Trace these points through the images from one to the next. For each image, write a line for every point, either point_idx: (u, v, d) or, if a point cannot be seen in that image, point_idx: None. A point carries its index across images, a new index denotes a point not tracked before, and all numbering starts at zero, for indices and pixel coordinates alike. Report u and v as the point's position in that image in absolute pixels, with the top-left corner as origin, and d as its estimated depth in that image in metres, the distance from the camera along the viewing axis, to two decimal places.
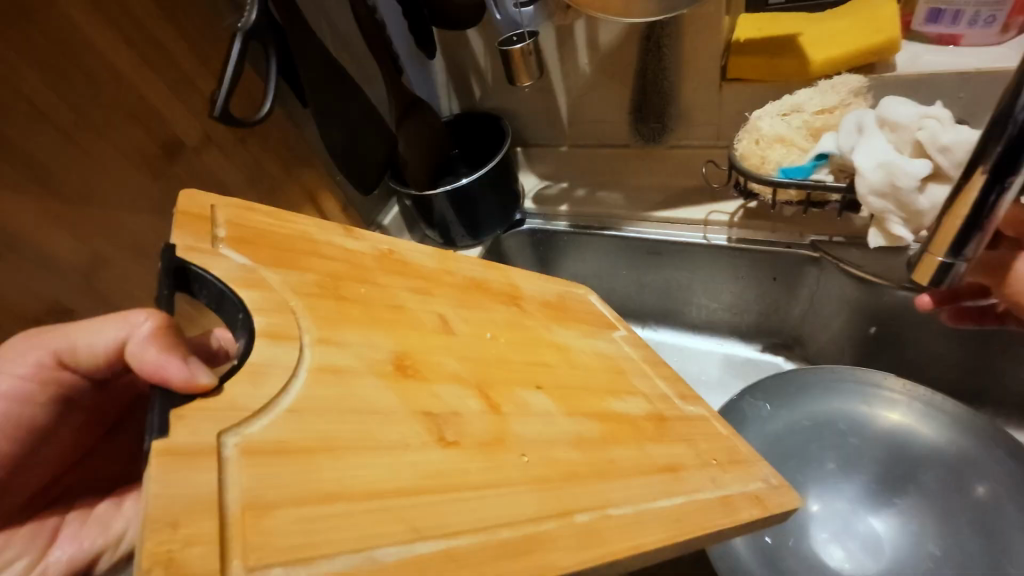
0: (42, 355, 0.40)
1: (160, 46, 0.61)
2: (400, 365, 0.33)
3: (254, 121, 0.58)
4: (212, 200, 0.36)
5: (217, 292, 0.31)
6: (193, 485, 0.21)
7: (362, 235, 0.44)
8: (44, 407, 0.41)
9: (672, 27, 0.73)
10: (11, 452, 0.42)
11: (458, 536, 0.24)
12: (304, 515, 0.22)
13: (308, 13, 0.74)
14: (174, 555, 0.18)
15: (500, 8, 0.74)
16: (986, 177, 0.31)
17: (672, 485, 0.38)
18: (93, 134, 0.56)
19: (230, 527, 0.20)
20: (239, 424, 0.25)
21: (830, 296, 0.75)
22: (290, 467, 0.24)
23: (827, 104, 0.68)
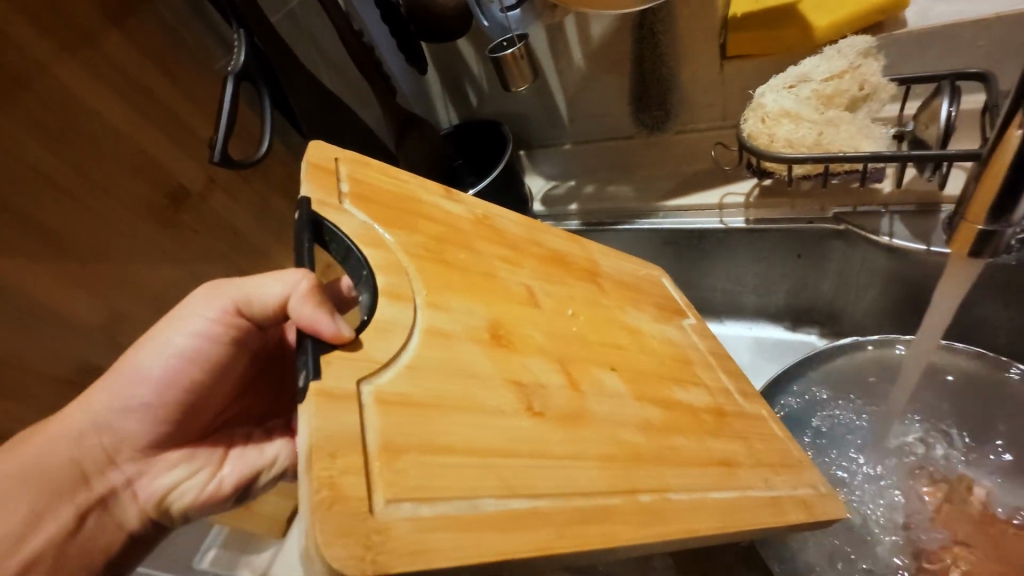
0: (225, 304, 0.44)
1: (149, 94, 0.59)
2: (497, 335, 0.38)
3: (253, 162, 0.58)
4: (335, 153, 0.43)
5: (351, 258, 0.36)
6: (347, 424, 0.27)
7: (461, 199, 0.48)
8: (226, 346, 0.47)
9: (664, 11, 0.68)
10: (199, 381, 0.47)
11: (543, 497, 0.30)
12: (430, 462, 0.28)
13: (291, 40, 0.72)
14: (334, 479, 0.25)
15: (485, 12, 0.71)
16: (1022, 133, 0.37)
17: (726, 479, 0.42)
18: (99, 192, 0.55)
19: (374, 463, 0.26)
20: (371, 375, 0.30)
21: (859, 268, 0.69)
22: (415, 416, 0.30)
23: (835, 70, 0.60)
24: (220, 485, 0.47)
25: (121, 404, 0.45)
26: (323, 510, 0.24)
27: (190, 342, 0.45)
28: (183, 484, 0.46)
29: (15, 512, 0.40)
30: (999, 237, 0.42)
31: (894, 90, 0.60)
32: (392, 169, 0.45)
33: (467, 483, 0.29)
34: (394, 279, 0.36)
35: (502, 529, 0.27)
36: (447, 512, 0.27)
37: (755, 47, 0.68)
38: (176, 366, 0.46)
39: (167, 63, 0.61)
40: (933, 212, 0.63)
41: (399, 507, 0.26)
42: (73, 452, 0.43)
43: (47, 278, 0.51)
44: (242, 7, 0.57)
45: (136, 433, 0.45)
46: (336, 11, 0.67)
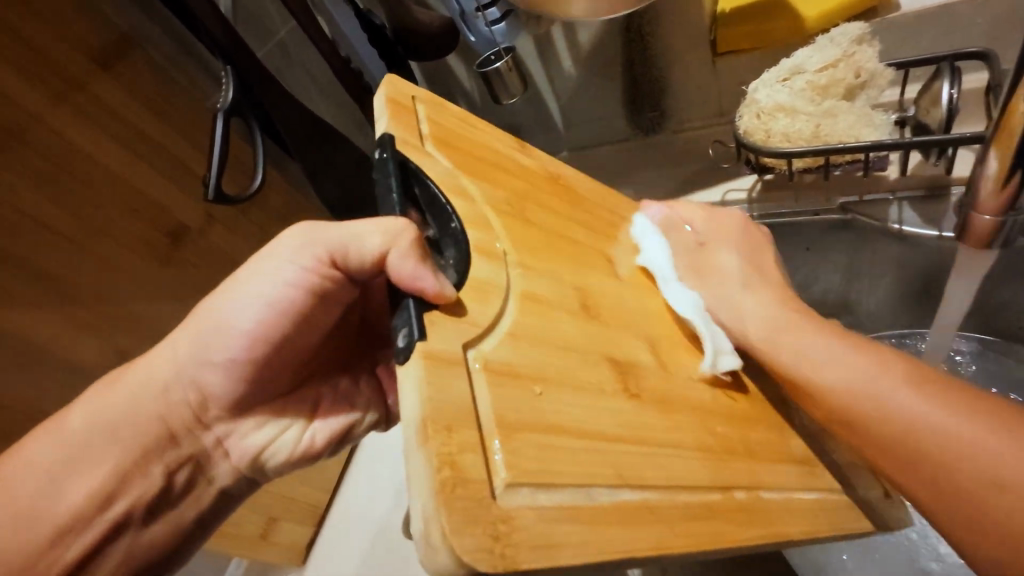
0: (323, 256, 0.36)
1: (144, 135, 0.58)
2: (587, 306, 0.39)
3: (248, 196, 0.57)
4: (412, 91, 0.44)
5: (441, 209, 0.36)
6: (455, 394, 0.27)
7: (533, 153, 0.49)
8: (320, 300, 0.39)
9: (650, 13, 0.68)
10: (292, 338, 0.41)
11: (651, 489, 0.31)
12: (546, 442, 0.28)
13: (276, 69, 0.71)
14: (454, 458, 0.25)
15: (471, 28, 0.69)
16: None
17: (810, 479, 0.42)
18: (99, 236, 0.54)
19: (488, 437, 0.27)
20: (476, 339, 0.31)
21: (871, 258, 0.69)
22: (517, 387, 0.30)
23: (829, 59, 0.59)
24: (312, 442, 0.46)
25: (209, 359, 0.41)
26: (446, 492, 0.24)
27: (281, 294, 0.38)
28: (274, 442, 0.45)
29: (103, 466, 0.38)
30: (1010, 224, 0.40)
31: (892, 75, 0.59)
32: (464, 114, 0.46)
33: (582, 470, 0.28)
34: (481, 233, 0.37)
35: (620, 524, 0.28)
36: (566, 501, 0.27)
37: (746, 41, 0.67)
38: (269, 322, 0.40)
39: (159, 103, 0.59)
40: (944, 196, 0.63)
41: (517, 493, 0.26)
42: (157, 406, 0.41)
43: (55, 324, 0.50)
44: (231, 47, 0.56)
45: (224, 389, 0.42)
46: (323, 41, 0.66)
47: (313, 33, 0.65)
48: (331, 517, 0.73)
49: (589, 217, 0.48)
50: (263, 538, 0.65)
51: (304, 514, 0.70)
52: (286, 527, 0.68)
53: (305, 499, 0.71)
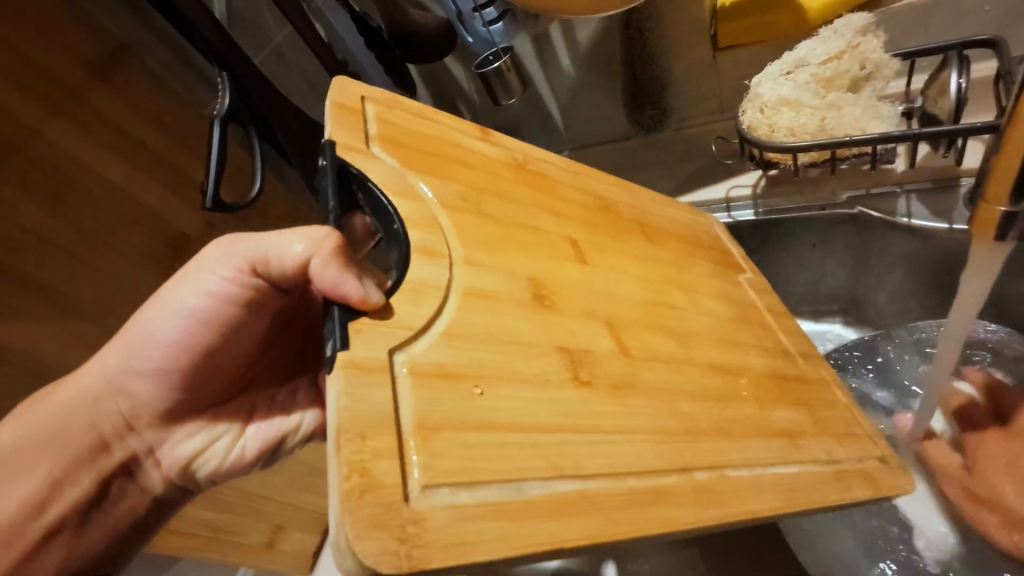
0: (238, 261, 0.36)
1: (141, 145, 0.57)
2: (540, 296, 0.39)
3: (246, 204, 0.56)
4: (361, 91, 0.43)
5: (380, 207, 0.36)
6: (377, 401, 0.27)
7: (498, 141, 0.49)
8: (243, 309, 0.39)
9: (650, 10, 0.68)
10: (219, 346, 0.41)
11: (592, 479, 0.31)
12: (469, 442, 0.28)
13: (272, 74, 0.71)
14: (366, 465, 0.25)
15: (469, 29, 0.69)
16: None
17: (789, 450, 0.42)
18: (100, 248, 0.53)
19: (407, 441, 0.27)
20: (404, 343, 0.31)
21: (877, 251, 0.68)
22: (449, 390, 0.30)
23: (833, 51, 0.57)
24: (242, 452, 0.42)
25: (133, 368, 0.41)
26: (356, 498, 0.24)
27: (202, 304, 0.38)
28: (205, 451, 0.42)
29: (35, 473, 0.40)
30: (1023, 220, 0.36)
31: (898, 65, 0.58)
32: (421, 110, 0.46)
33: (514, 465, 0.29)
34: (427, 235, 0.36)
35: (552, 515, 0.28)
36: (489, 498, 0.27)
37: (748, 35, 0.66)
38: (189, 330, 0.39)
39: (158, 113, 0.59)
40: (952, 187, 0.62)
41: (435, 494, 0.26)
42: (89, 415, 0.41)
43: (58, 338, 0.50)
44: (228, 56, 0.55)
45: (150, 398, 0.41)
46: (319, 45, 0.65)
47: (310, 39, 0.65)
48: None
49: (562, 204, 0.48)
50: (270, 546, 0.65)
51: (311, 522, 0.70)
52: (292, 535, 0.68)
53: (313, 506, 0.70)
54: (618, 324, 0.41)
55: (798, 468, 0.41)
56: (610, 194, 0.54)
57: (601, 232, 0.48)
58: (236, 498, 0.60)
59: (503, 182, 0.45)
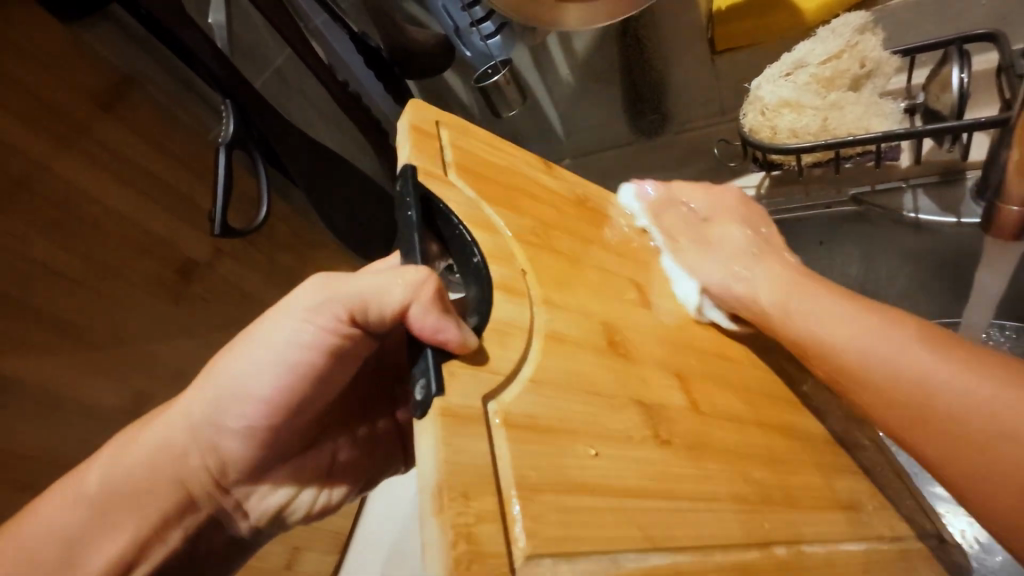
0: (337, 308, 0.34)
1: (147, 173, 0.58)
2: (614, 341, 0.38)
3: (254, 228, 0.56)
4: (436, 116, 0.43)
5: (462, 243, 0.36)
6: (475, 457, 0.26)
7: (560, 174, 0.49)
8: (336, 363, 0.37)
9: (646, 17, 0.68)
10: (310, 402, 0.40)
11: (681, 552, 0.30)
12: (567, 507, 0.27)
13: (273, 95, 0.71)
14: (472, 532, 0.24)
15: (466, 42, 0.69)
16: None
17: (852, 525, 0.41)
18: (109, 278, 0.54)
19: (508, 504, 0.25)
20: (496, 390, 0.29)
21: (888, 248, 0.67)
22: (541, 444, 0.29)
23: (832, 50, 0.57)
24: (328, 496, 0.46)
25: (223, 424, 0.39)
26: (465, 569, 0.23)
27: (297, 358, 0.36)
28: (293, 500, 0.44)
29: (122, 533, 0.36)
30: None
31: (897, 62, 0.57)
32: (491, 138, 0.46)
33: (606, 535, 0.27)
34: (505, 269, 0.36)
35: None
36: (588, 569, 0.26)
37: (744, 38, 0.67)
38: (280, 388, 0.37)
39: (161, 141, 0.60)
40: (958, 180, 0.62)
41: (539, 564, 0.25)
42: (174, 471, 0.38)
43: (69, 371, 0.50)
44: (228, 81, 0.56)
45: (239, 455, 0.40)
46: (318, 65, 0.66)
47: (309, 62, 0.65)
48: (356, 542, 0.73)
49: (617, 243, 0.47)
50: (290, 569, 0.65)
51: (329, 542, 0.70)
52: (312, 555, 0.68)
53: (331, 526, 0.70)
54: (686, 375, 0.40)
55: (866, 546, 0.40)
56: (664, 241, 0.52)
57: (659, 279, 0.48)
58: None
59: (569, 220, 0.45)
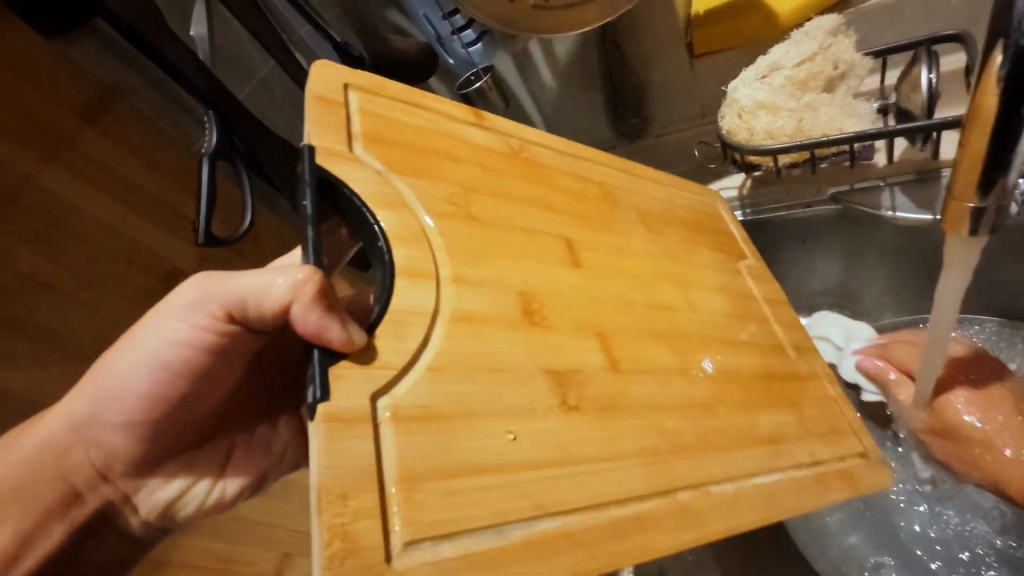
0: (211, 307, 0.34)
1: (131, 184, 0.58)
2: (529, 312, 0.39)
3: (239, 237, 0.56)
4: (343, 78, 0.41)
5: (367, 229, 0.35)
6: (360, 454, 0.27)
7: (489, 125, 0.49)
8: (220, 347, 0.36)
9: (625, 22, 0.69)
10: (196, 390, 0.38)
11: (573, 516, 0.32)
12: (451, 489, 0.29)
13: (255, 107, 0.72)
14: (346, 528, 0.25)
15: (448, 51, 0.69)
16: (1002, 91, 0.28)
17: (773, 458, 0.44)
18: (96, 288, 0.54)
19: (388, 500, 0.27)
20: (386, 387, 0.30)
21: (870, 247, 0.69)
22: (430, 434, 0.30)
23: (806, 53, 0.58)
24: (224, 493, 0.42)
25: (105, 415, 0.36)
26: (337, 564, 0.24)
27: (177, 341, 0.35)
28: (186, 497, 0.40)
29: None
30: (994, 214, 0.33)
31: (870, 63, 0.59)
32: (409, 96, 0.45)
33: (491, 512, 0.30)
34: (413, 254, 0.36)
35: (525, 558, 0.30)
36: (469, 548, 0.29)
37: (722, 41, 0.68)
38: (164, 373, 0.36)
39: (148, 152, 0.60)
40: (934, 177, 0.62)
41: (417, 548, 0.27)
42: (56, 467, 0.35)
43: (57, 381, 0.51)
44: (210, 94, 0.56)
45: (125, 447, 0.37)
46: (301, 77, 0.67)
47: (294, 72, 0.66)
48: None
49: (553, 194, 0.48)
50: None
51: None
52: (303, 560, 0.68)
53: None
54: (608, 332, 0.42)
55: (781, 474, 0.44)
56: (609, 178, 0.54)
57: (596, 225, 0.49)
58: (242, 527, 0.61)
59: (499, 177, 0.46)
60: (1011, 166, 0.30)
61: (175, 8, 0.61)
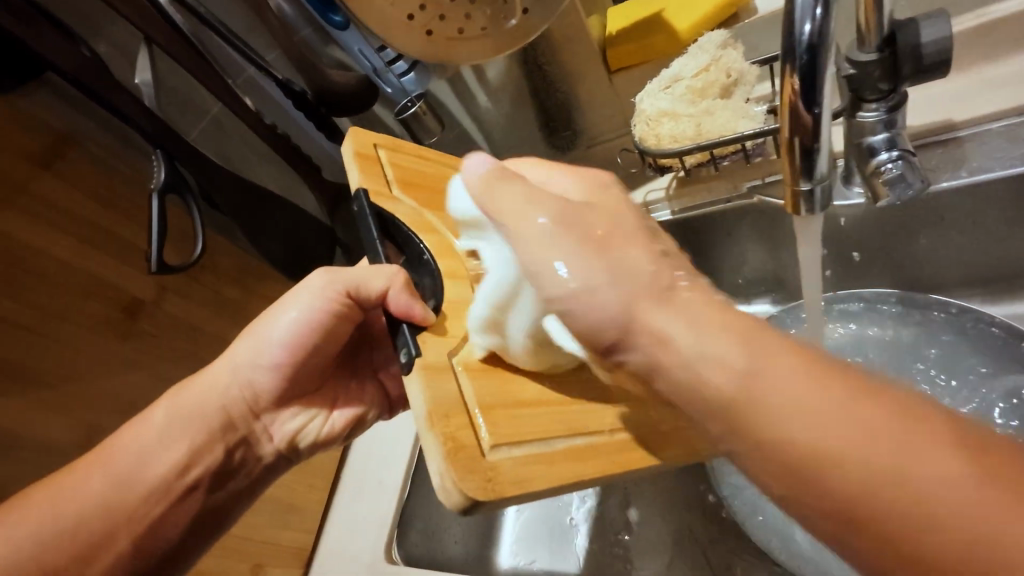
0: (335, 287, 0.50)
1: (88, 223, 0.62)
2: None
3: (191, 265, 0.60)
4: (375, 141, 0.52)
5: (413, 245, 0.46)
6: (447, 393, 0.38)
7: (482, 166, 0.58)
8: (336, 319, 0.52)
9: (545, 48, 0.77)
10: (316, 349, 0.54)
11: (590, 435, 0.41)
12: (512, 415, 0.39)
13: (207, 144, 0.76)
14: (453, 436, 0.36)
15: (384, 80, 0.75)
16: (799, 96, 0.38)
17: None
18: (59, 320, 0.58)
19: (478, 420, 0.37)
20: (458, 349, 0.41)
21: (788, 236, 0.74)
22: (494, 381, 0.40)
23: (701, 65, 0.66)
24: (331, 427, 0.58)
25: (255, 368, 0.54)
26: (452, 456, 0.35)
27: (301, 316, 0.52)
28: (305, 427, 0.57)
29: (181, 446, 0.51)
30: (821, 194, 0.43)
31: (757, 71, 0.66)
32: (422, 152, 0.54)
33: (542, 430, 0.39)
34: (449, 261, 0.46)
35: (573, 460, 0.39)
36: (531, 451, 0.38)
37: (634, 58, 0.77)
38: (294, 337, 0.53)
39: (104, 192, 0.64)
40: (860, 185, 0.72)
41: (500, 450, 0.37)
42: (221, 404, 0.53)
43: (22, 410, 0.55)
44: (159, 135, 0.61)
45: (267, 389, 0.54)
46: (247, 115, 0.72)
47: (239, 111, 0.70)
48: (321, 554, 0.74)
49: None
50: None
51: (293, 557, 0.72)
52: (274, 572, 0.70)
53: (293, 542, 0.73)
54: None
55: None
56: None
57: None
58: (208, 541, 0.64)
59: None
60: (817, 154, 0.41)
61: (122, 56, 0.67)
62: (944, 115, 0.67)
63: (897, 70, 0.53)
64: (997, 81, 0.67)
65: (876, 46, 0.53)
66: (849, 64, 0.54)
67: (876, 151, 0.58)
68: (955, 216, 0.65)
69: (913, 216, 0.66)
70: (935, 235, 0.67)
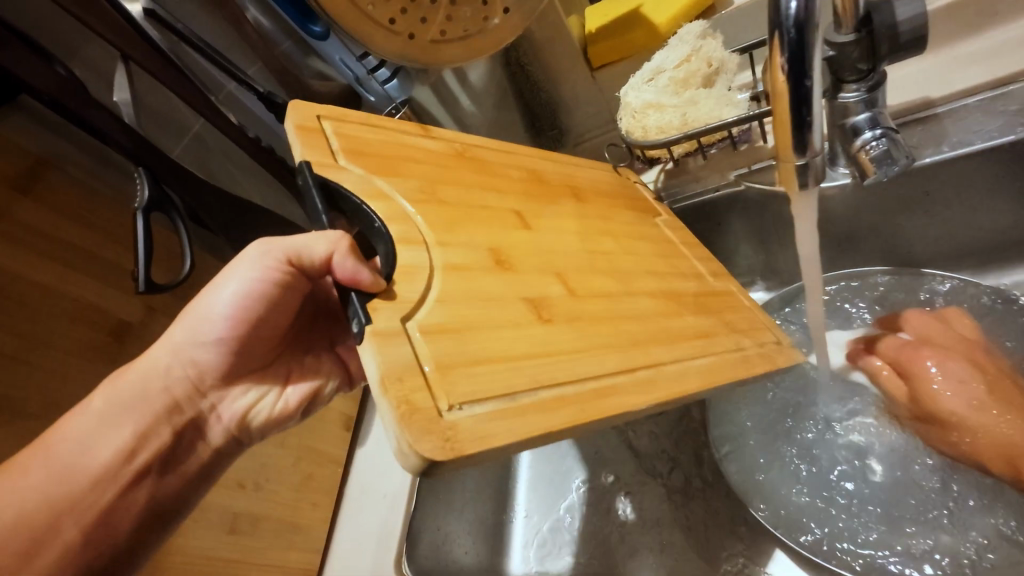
0: (275, 255, 0.43)
1: (70, 246, 0.61)
2: (500, 260, 0.45)
3: (179, 282, 0.59)
4: (315, 112, 0.49)
5: (362, 214, 0.41)
6: (400, 355, 0.33)
7: (437, 134, 0.56)
8: (281, 288, 0.45)
9: (526, 50, 0.80)
10: (264, 321, 0.48)
11: (562, 387, 0.37)
12: (469, 374, 0.35)
13: (189, 162, 0.75)
14: (408, 401, 0.31)
15: (366, 87, 0.73)
16: (788, 73, 0.39)
17: (705, 347, 0.49)
18: (43, 347, 0.56)
19: (432, 380, 0.33)
20: (412, 312, 0.36)
21: (778, 216, 0.73)
22: (451, 342, 0.36)
23: (682, 56, 0.67)
24: (286, 403, 0.53)
25: (197, 343, 0.48)
26: (406, 418, 0.30)
27: (243, 288, 0.45)
28: (258, 404, 0.51)
29: (124, 429, 0.46)
30: (815, 168, 0.43)
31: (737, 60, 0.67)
32: (370, 120, 0.52)
33: (503, 384, 0.35)
34: (402, 227, 0.42)
35: (543, 412, 0.35)
36: (495, 408, 0.33)
37: (615, 54, 0.78)
38: (237, 309, 0.46)
39: (84, 214, 0.63)
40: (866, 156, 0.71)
41: (458, 410, 0.32)
42: (163, 383, 0.48)
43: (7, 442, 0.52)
44: (141, 152, 0.60)
45: (212, 365, 0.49)
46: (230, 130, 0.70)
47: (221, 126, 0.69)
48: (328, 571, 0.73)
49: (499, 181, 0.55)
50: None
51: None
52: None
53: (300, 562, 0.70)
54: (567, 274, 0.48)
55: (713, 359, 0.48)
56: (538, 167, 0.62)
57: (543, 202, 0.56)
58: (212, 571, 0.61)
59: (455, 174, 0.52)
60: (810, 128, 0.41)
61: (98, 78, 0.66)
62: (921, 94, 0.69)
63: (875, 50, 0.54)
64: (970, 57, 0.69)
65: (853, 27, 0.54)
66: (828, 47, 0.56)
67: (859, 131, 0.59)
68: (941, 191, 0.66)
69: (910, 196, 0.67)
70: (917, 213, 0.69)
